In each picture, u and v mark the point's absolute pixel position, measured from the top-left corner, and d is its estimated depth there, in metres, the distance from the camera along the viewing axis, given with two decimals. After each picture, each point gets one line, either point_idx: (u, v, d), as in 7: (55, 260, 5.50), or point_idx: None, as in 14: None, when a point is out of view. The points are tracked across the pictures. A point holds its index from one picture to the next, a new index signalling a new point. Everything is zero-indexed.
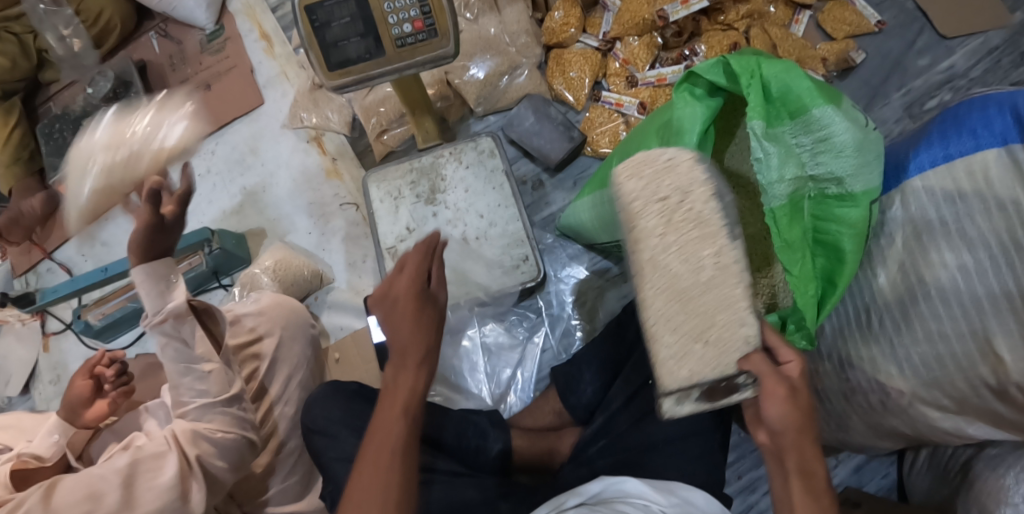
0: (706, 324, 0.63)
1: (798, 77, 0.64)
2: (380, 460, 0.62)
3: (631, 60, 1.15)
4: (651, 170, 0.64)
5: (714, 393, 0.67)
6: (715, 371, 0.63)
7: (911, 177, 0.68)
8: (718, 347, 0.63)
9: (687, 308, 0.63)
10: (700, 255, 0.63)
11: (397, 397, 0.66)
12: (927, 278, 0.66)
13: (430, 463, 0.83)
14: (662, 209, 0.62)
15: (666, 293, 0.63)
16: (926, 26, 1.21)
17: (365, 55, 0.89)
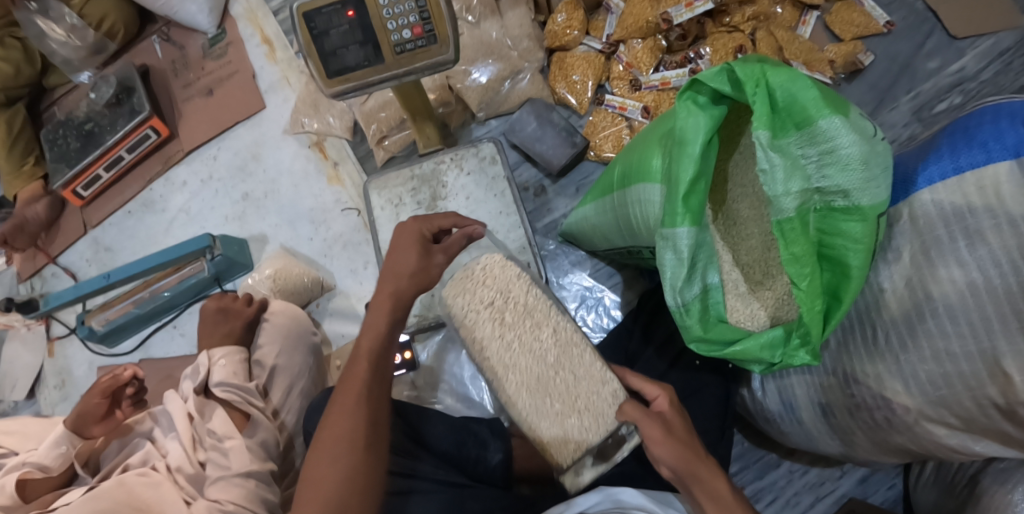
0: (573, 398, 0.76)
1: (804, 86, 0.63)
2: (328, 441, 0.66)
3: (636, 64, 1.13)
4: (472, 283, 0.81)
5: (607, 451, 0.77)
6: (598, 433, 0.75)
7: (919, 189, 0.68)
8: (590, 414, 0.75)
9: (549, 392, 0.76)
10: (540, 342, 0.78)
11: (352, 384, 0.69)
12: (934, 294, 0.64)
13: (411, 468, 0.82)
14: (491, 315, 0.79)
15: (524, 383, 0.77)
16: (935, 28, 1.19)
17: (365, 62, 0.88)
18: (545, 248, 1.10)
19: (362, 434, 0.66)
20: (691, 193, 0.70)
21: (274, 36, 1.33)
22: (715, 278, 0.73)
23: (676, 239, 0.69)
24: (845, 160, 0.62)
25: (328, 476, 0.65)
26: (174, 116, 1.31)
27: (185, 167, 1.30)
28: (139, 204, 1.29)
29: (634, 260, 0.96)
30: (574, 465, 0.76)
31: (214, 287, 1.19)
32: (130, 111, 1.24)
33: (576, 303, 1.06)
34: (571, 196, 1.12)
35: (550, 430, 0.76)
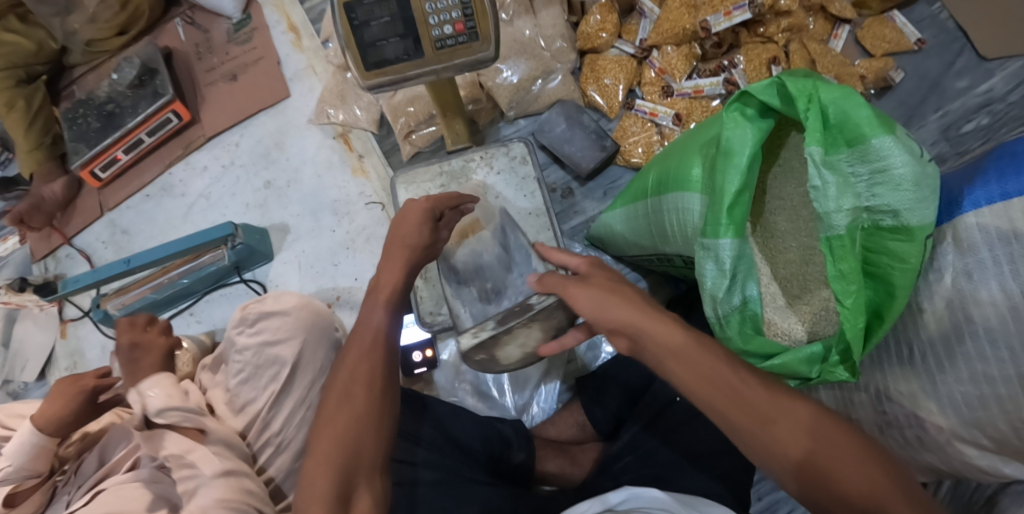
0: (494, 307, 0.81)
1: (857, 105, 0.63)
2: (340, 421, 0.69)
3: (668, 70, 1.13)
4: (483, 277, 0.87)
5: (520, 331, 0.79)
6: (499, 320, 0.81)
7: (963, 211, 0.67)
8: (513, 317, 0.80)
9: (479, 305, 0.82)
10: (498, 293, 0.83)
11: (355, 372, 0.72)
12: (974, 316, 0.64)
13: (410, 456, 0.83)
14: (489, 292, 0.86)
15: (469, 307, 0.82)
16: (966, 47, 1.19)
17: (404, 56, 0.87)
18: (570, 251, 1.10)
19: (373, 410, 0.70)
20: (736, 204, 0.70)
21: (300, 24, 1.32)
22: (754, 291, 0.72)
23: (718, 250, 0.69)
24: (897, 180, 0.62)
25: (337, 444, 0.68)
26: (196, 100, 1.30)
27: (206, 152, 1.28)
28: (157, 188, 1.28)
29: (663, 266, 0.95)
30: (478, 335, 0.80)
31: (234, 276, 1.18)
32: (153, 93, 1.23)
33: None
34: (599, 199, 1.12)
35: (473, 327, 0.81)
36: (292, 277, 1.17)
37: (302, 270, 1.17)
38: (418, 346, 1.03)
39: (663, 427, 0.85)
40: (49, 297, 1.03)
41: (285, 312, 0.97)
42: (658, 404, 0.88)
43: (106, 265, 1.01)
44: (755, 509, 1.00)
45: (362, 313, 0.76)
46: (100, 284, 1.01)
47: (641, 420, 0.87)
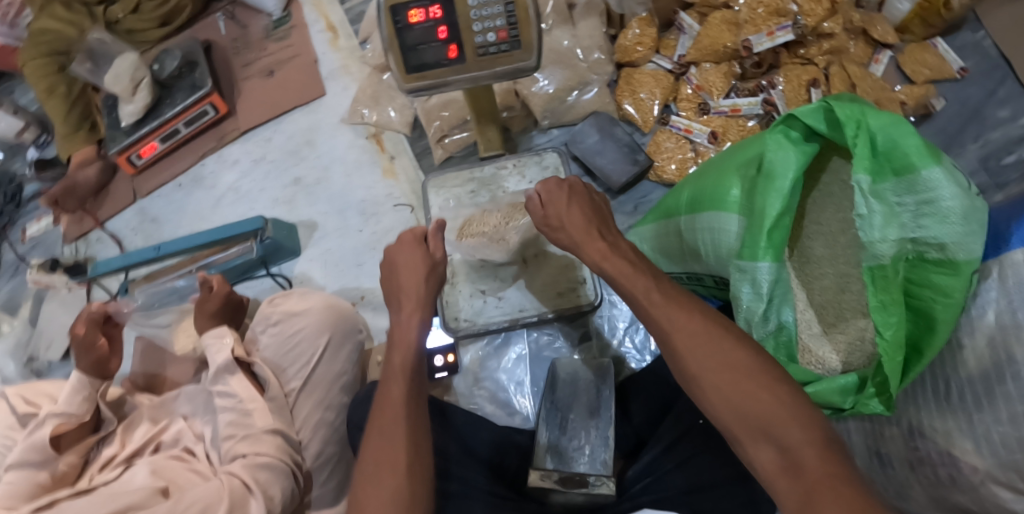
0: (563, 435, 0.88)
1: (906, 133, 0.63)
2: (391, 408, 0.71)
3: (706, 87, 1.12)
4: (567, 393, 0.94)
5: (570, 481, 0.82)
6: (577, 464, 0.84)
7: (1011, 247, 0.67)
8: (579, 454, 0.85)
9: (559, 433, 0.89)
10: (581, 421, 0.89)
11: (399, 355, 0.74)
12: (1016, 355, 0.63)
13: (453, 473, 0.83)
14: (570, 405, 0.92)
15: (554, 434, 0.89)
16: (1009, 77, 1.16)
17: (443, 61, 0.87)
18: None
19: (411, 389, 0.73)
20: (775, 228, 0.69)
21: (338, 24, 1.34)
22: (789, 316, 0.71)
23: (756, 273, 0.68)
24: (946, 212, 0.61)
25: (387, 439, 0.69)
26: (232, 94, 1.31)
27: (239, 145, 1.30)
28: (189, 178, 1.29)
29: (693, 286, 0.95)
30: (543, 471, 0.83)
31: (260, 270, 1.18)
32: (191, 85, 1.24)
33: (625, 322, 1.05)
34: (628, 214, 1.11)
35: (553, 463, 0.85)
36: (316, 273, 1.17)
37: (327, 267, 1.17)
38: (439, 351, 1.03)
39: (698, 440, 0.82)
40: (78, 277, 1.05)
41: (309, 311, 0.98)
42: (682, 424, 0.85)
43: (136, 251, 1.03)
44: None
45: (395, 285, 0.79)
46: (129, 269, 1.03)
47: (665, 439, 0.84)
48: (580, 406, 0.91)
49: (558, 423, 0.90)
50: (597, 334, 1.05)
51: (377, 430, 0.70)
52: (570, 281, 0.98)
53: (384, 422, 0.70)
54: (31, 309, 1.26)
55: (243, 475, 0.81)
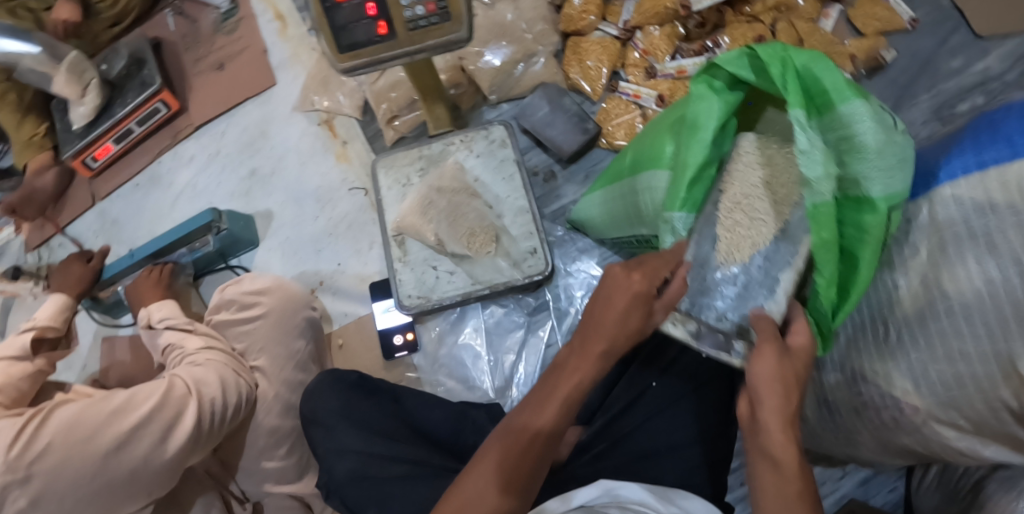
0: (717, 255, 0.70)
1: (827, 70, 0.63)
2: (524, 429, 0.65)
3: (652, 51, 1.11)
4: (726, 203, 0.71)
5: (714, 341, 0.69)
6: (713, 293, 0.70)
7: (940, 183, 0.67)
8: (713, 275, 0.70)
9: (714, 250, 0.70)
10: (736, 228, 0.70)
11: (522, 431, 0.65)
12: (950, 292, 0.63)
13: (409, 454, 0.82)
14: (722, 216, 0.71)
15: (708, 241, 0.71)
16: (960, 25, 1.16)
17: (376, 38, 0.86)
18: (553, 234, 1.08)
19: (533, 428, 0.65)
20: (697, 179, 0.71)
21: (286, 12, 1.32)
22: None
23: (674, 223, 0.70)
24: (863, 149, 0.63)
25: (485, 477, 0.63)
26: (184, 90, 1.30)
27: (193, 142, 1.29)
28: (147, 178, 1.28)
29: (643, 251, 0.94)
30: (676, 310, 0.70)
31: (218, 264, 1.17)
32: (140, 83, 1.23)
33: (582, 291, 1.04)
34: (580, 183, 1.11)
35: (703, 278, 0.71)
36: (275, 263, 1.17)
37: (286, 256, 1.17)
38: (399, 329, 1.05)
39: (642, 410, 0.84)
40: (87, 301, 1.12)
41: (261, 295, 0.98)
42: (633, 390, 0.85)
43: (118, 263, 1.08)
44: (736, 495, 1.00)
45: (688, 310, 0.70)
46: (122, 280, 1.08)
47: (616, 405, 0.85)
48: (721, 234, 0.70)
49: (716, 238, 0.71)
50: (554, 303, 1.04)
51: (496, 456, 0.64)
52: (521, 251, 0.98)
53: (506, 462, 0.63)
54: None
55: (187, 378, 0.85)
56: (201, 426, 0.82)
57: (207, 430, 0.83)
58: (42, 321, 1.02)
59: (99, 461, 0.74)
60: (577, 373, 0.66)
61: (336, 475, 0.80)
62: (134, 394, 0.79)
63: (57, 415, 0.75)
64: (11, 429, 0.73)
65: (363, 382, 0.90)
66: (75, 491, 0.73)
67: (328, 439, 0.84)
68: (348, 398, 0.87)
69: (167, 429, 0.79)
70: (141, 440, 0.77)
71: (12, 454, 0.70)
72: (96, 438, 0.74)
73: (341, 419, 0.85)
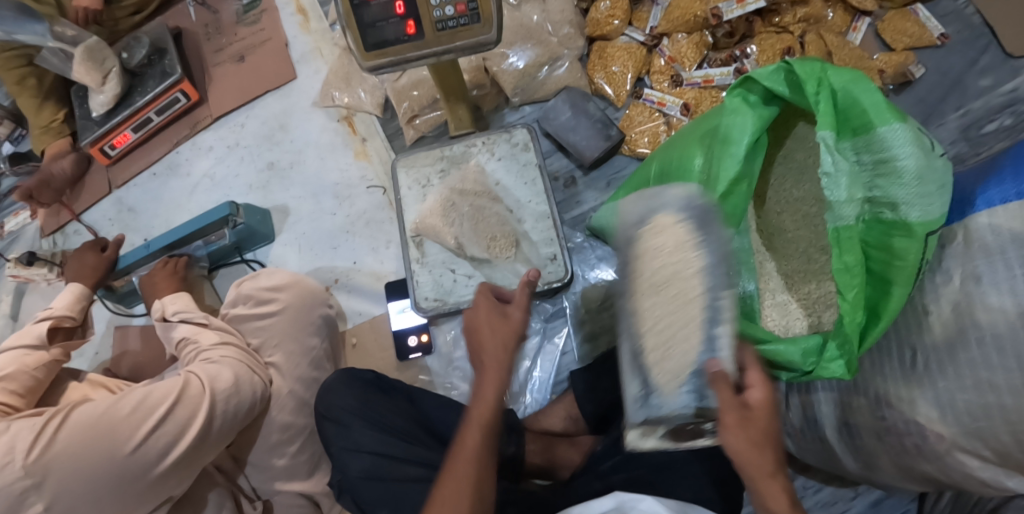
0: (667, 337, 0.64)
1: (866, 90, 0.63)
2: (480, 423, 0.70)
3: (679, 59, 1.10)
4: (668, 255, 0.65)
5: (682, 433, 0.66)
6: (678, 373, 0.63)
7: (976, 211, 0.66)
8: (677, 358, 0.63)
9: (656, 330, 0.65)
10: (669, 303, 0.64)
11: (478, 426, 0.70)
12: (981, 321, 0.63)
13: (425, 456, 0.81)
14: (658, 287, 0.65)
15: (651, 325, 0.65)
16: (991, 44, 1.14)
17: (404, 37, 0.85)
18: (572, 240, 1.08)
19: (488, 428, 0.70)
20: (729, 193, 0.69)
21: (309, 6, 1.31)
22: (749, 286, 0.73)
23: None
24: (901, 172, 0.61)
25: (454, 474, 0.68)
26: (204, 81, 1.30)
27: (212, 132, 1.28)
28: (164, 167, 1.28)
29: None
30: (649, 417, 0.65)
31: (235, 256, 1.17)
32: (161, 72, 1.22)
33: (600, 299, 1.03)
34: (601, 189, 1.10)
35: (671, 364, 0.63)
36: (291, 259, 1.16)
37: (302, 252, 1.16)
38: (414, 330, 1.04)
39: None
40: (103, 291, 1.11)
41: (279, 293, 0.98)
42: None
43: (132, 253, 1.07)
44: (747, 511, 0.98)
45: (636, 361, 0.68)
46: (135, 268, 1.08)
47: None
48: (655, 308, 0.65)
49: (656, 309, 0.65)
50: (571, 312, 1.03)
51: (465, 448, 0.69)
52: (541, 257, 0.97)
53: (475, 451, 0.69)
54: (11, 303, 1.24)
55: (201, 376, 0.84)
56: (216, 423, 0.82)
57: (222, 426, 0.83)
58: (60, 309, 0.99)
59: (117, 462, 0.73)
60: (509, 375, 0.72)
61: (349, 473, 0.80)
62: (148, 394, 0.78)
63: (73, 416, 0.74)
64: (27, 432, 0.72)
65: (379, 382, 0.90)
66: (94, 492, 0.73)
67: (342, 437, 0.83)
68: (366, 397, 0.86)
69: (182, 429, 0.78)
70: (156, 441, 0.76)
71: (32, 456, 0.70)
72: (115, 440, 0.74)
73: (356, 417, 0.84)
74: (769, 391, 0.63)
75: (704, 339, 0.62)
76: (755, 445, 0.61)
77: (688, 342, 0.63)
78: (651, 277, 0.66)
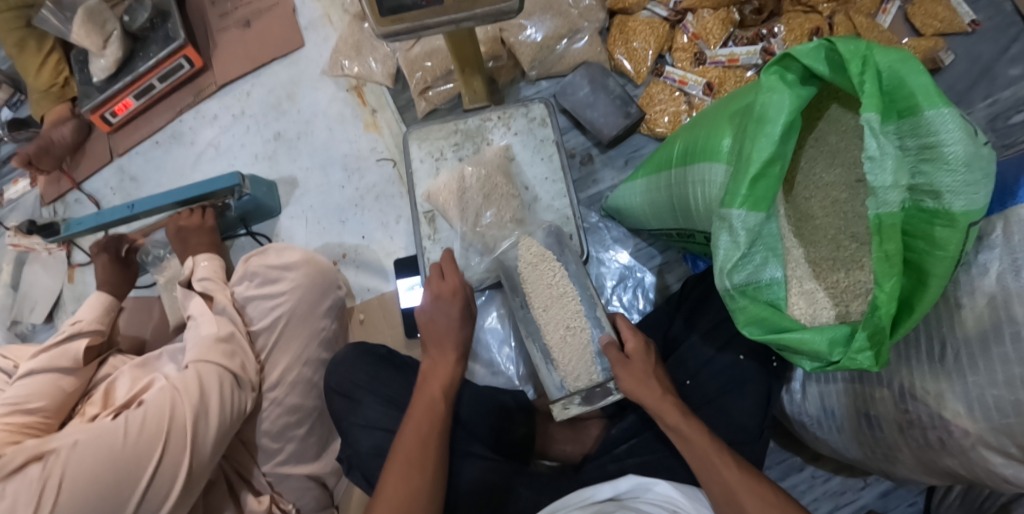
0: (561, 333, 0.84)
1: (915, 71, 0.59)
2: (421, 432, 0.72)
3: (703, 36, 1.06)
4: (538, 263, 0.87)
5: (595, 398, 0.81)
6: (582, 353, 0.82)
7: (1019, 202, 0.63)
8: (568, 346, 0.83)
9: (555, 334, 0.84)
10: (552, 306, 0.85)
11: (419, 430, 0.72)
12: (1019, 316, 0.61)
13: None
14: (547, 293, 0.86)
15: (552, 323, 0.85)
16: (1023, 32, 1.10)
17: (422, 3, 0.80)
18: (587, 220, 1.06)
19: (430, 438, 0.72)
20: (761, 176, 0.66)
21: None
22: (776, 272, 0.70)
23: (732, 221, 0.67)
24: (947, 158, 0.59)
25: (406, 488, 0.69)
26: (208, 46, 1.25)
27: (216, 101, 1.24)
28: (167, 135, 1.24)
29: (684, 242, 0.91)
30: (563, 400, 0.81)
31: (239, 229, 1.14)
32: (164, 37, 1.18)
33: (614, 281, 1.03)
34: (619, 168, 1.07)
35: (567, 360, 0.83)
36: (298, 232, 1.14)
37: (309, 225, 1.14)
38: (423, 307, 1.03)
39: None
40: (53, 236, 1.04)
41: (289, 268, 0.95)
42: None
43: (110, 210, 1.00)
44: None
45: (563, 333, 0.83)
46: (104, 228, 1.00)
47: None
48: (552, 311, 0.85)
49: (539, 307, 0.86)
50: None
51: (387, 500, 0.68)
52: None
53: (398, 497, 0.68)
54: (11, 272, 1.21)
55: (189, 387, 0.81)
56: (214, 439, 0.82)
57: (221, 436, 0.83)
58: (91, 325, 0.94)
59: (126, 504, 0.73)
60: (416, 427, 0.72)
61: (360, 449, 0.79)
62: (141, 423, 0.76)
63: (72, 472, 0.71)
64: (28, 494, 0.69)
65: (391, 357, 0.88)
66: None
67: (352, 413, 0.82)
68: (378, 372, 0.84)
69: (182, 456, 0.78)
70: (161, 479, 0.76)
71: None
72: (120, 489, 0.73)
73: (368, 393, 0.83)
74: (640, 339, 0.78)
75: (594, 320, 0.84)
76: (642, 382, 0.74)
77: (577, 324, 0.83)
78: (537, 291, 0.86)
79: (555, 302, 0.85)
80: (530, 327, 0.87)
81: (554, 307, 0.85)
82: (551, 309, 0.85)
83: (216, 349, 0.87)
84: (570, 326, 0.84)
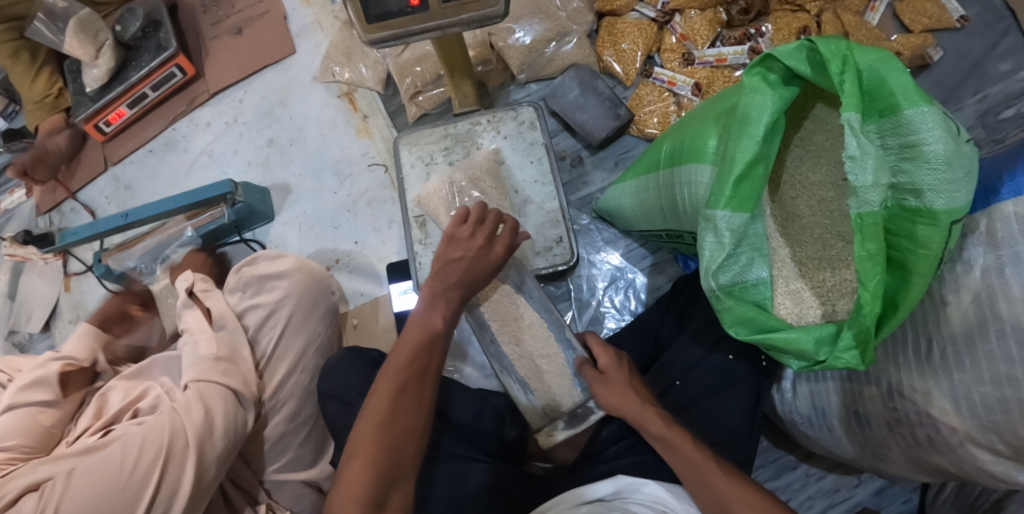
0: (534, 365, 0.86)
1: (895, 70, 0.60)
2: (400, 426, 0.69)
3: (691, 36, 1.06)
4: (499, 303, 0.88)
5: (575, 418, 0.86)
6: (559, 378, 0.86)
7: (1002, 199, 0.63)
8: (545, 375, 0.86)
9: (529, 368, 0.86)
10: (524, 340, 0.87)
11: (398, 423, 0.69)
12: (1003, 313, 0.61)
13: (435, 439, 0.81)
14: (514, 330, 0.87)
15: (523, 359, 0.87)
16: (1012, 27, 1.10)
17: (407, 9, 0.81)
18: (578, 222, 1.06)
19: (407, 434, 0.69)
20: (745, 176, 0.67)
21: None
22: (762, 272, 0.71)
23: (717, 222, 0.67)
24: (928, 157, 0.59)
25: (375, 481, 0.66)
26: (201, 54, 1.26)
27: (210, 109, 1.25)
28: (160, 143, 1.25)
29: (674, 243, 0.91)
30: (547, 426, 0.86)
31: (233, 236, 1.14)
32: (156, 46, 1.18)
33: (606, 282, 1.03)
34: (610, 170, 1.08)
35: (545, 388, 0.86)
36: (291, 238, 1.14)
37: (302, 231, 1.14)
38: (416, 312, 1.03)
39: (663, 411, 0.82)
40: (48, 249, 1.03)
41: (281, 275, 0.96)
42: (657, 387, 0.85)
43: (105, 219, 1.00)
44: None
45: (536, 364, 0.86)
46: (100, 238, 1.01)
47: None
48: (521, 344, 0.87)
49: (507, 342, 0.87)
50: (576, 294, 1.03)
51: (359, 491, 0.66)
52: (546, 239, 0.95)
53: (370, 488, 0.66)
54: (8, 282, 1.22)
55: (190, 413, 0.80)
56: (216, 459, 0.80)
57: (226, 454, 0.82)
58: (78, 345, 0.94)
59: None
60: (406, 431, 0.69)
61: None
62: (139, 453, 0.75)
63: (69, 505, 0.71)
64: None
65: (384, 361, 0.88)
66: None
67: (345, 417, 0.82)
68: (370, 376, 0.84)
69: (184, 483, 0.77)
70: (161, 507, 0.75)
71: None
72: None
73: (360, 397, 0.83)
74: (611, 354, 0.81)
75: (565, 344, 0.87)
76: (623, 395, 0.77)
77: (551, 351, 0.87)
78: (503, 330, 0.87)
79: (524, 337, 0.87)
80: (503, 361, 0.88)
81: (520, 340, 0.87)
82: (519, 342, 0.87)
83: (209, 356, 0.87)
84: (537, 354, 0.86)
